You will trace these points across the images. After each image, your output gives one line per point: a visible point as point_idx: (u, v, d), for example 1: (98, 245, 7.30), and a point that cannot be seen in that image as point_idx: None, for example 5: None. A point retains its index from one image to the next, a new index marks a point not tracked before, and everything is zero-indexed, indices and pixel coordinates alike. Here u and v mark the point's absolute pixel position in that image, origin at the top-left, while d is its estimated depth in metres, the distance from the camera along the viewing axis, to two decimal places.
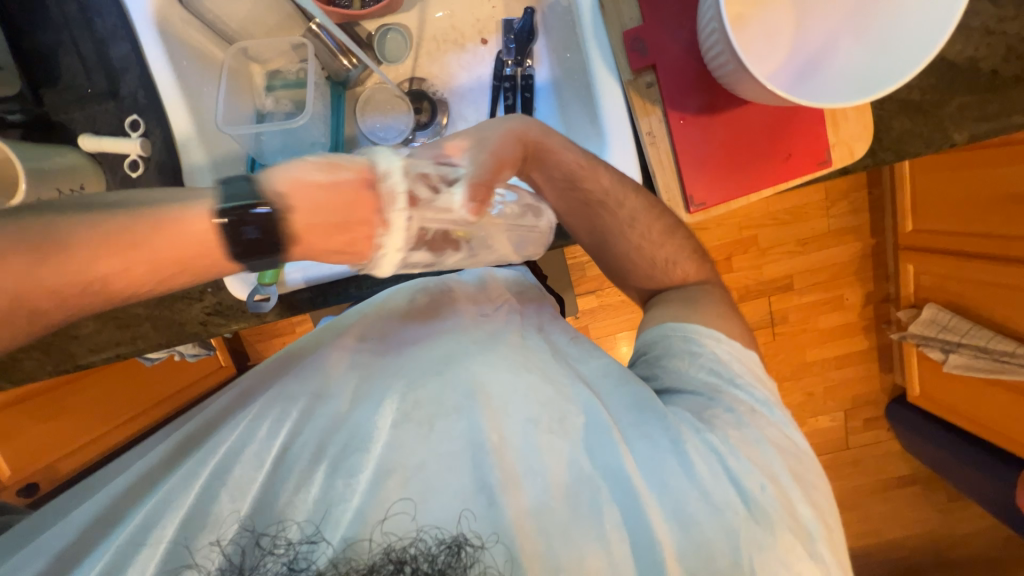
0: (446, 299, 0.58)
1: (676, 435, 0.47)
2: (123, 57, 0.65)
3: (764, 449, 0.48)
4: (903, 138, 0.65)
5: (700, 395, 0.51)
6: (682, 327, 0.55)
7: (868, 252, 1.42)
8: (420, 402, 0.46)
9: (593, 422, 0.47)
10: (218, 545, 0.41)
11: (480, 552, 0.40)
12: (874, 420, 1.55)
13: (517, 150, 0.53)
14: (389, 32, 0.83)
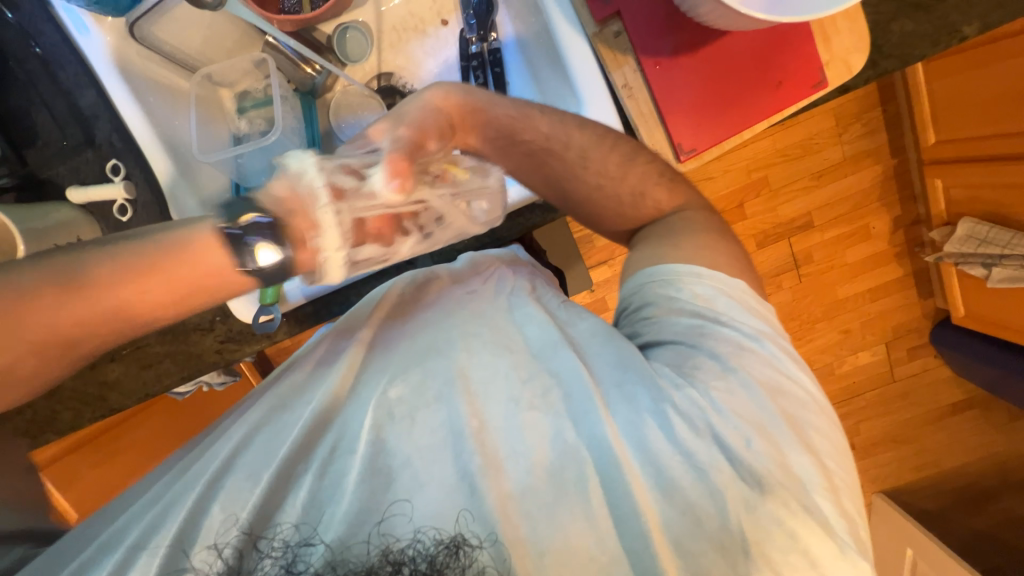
0: (434, 287, 0.57)
1: (657, 393, 0.44)
2: (92, 104, 0.65)
3: (750, 393, 0.45)
4: (904, 41, 0.59)
5: (680, 344, 0.48)
6: (659, 270, 0.51)
7: (890, 173, 1.34)
8: (401, 398, 0.45)
9: (575, 390, 0.45)
10: (221, 554, 0.40)
11: (478, 552, 0.40)
12: (919, 348, 1.48)
13: (439, 118, 0.52)
14: (348, 31, 0.80)
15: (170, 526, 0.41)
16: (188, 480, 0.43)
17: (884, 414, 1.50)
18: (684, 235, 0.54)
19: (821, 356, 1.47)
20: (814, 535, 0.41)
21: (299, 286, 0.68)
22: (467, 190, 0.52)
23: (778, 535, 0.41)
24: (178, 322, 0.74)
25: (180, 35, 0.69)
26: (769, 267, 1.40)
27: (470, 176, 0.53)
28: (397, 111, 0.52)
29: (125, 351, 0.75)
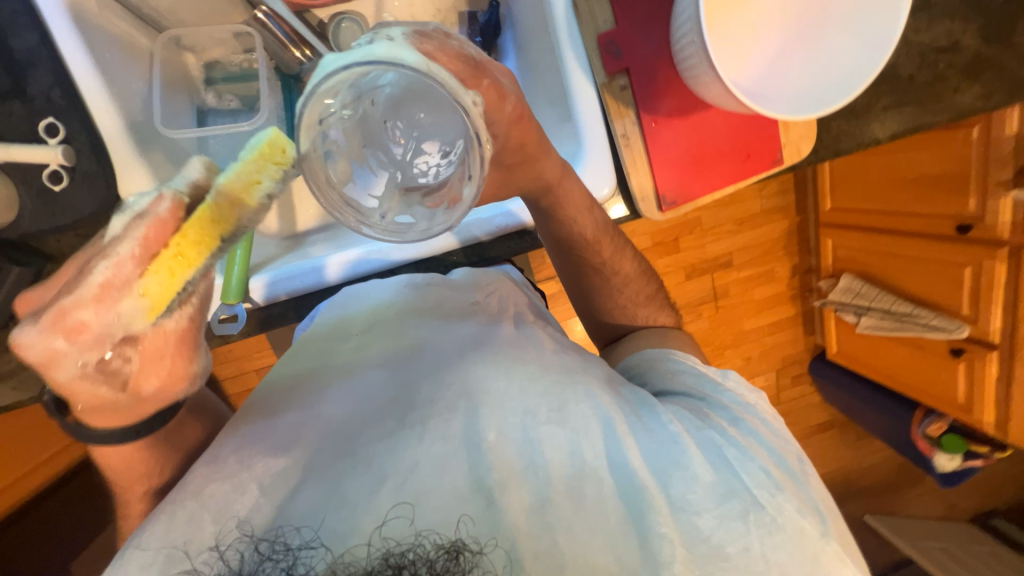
0: (439, 305, 0.60)
1: (675, 429, 0.49)
2: (30, 49, 0.55)
3: (760, 441, 0.52)
4: (839, 137, 0.72)
5: (690, 397, 0.56)
6: (662, 352, 0.63)
7: (793, 228, 1.56)
8: (416, 404, 0.47)
9: (600, 413, 0.48)
10: (224, 562, 0.37)
11: (479, 557, 0.39)
12: (801, 377, 1.75)
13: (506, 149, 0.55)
14: (344, 22, 0.75)
15: (181, 529, 0.39)
16: (198, 486, 0.42)
17: None
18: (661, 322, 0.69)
19: None
20: (829, 556, 0.45)
21: (281, 283, 0.64)
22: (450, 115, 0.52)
23: (786, 544, 0.44)
24: None
25: None
26: (695, 297, 1.57)
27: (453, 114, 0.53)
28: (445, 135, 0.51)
29: None
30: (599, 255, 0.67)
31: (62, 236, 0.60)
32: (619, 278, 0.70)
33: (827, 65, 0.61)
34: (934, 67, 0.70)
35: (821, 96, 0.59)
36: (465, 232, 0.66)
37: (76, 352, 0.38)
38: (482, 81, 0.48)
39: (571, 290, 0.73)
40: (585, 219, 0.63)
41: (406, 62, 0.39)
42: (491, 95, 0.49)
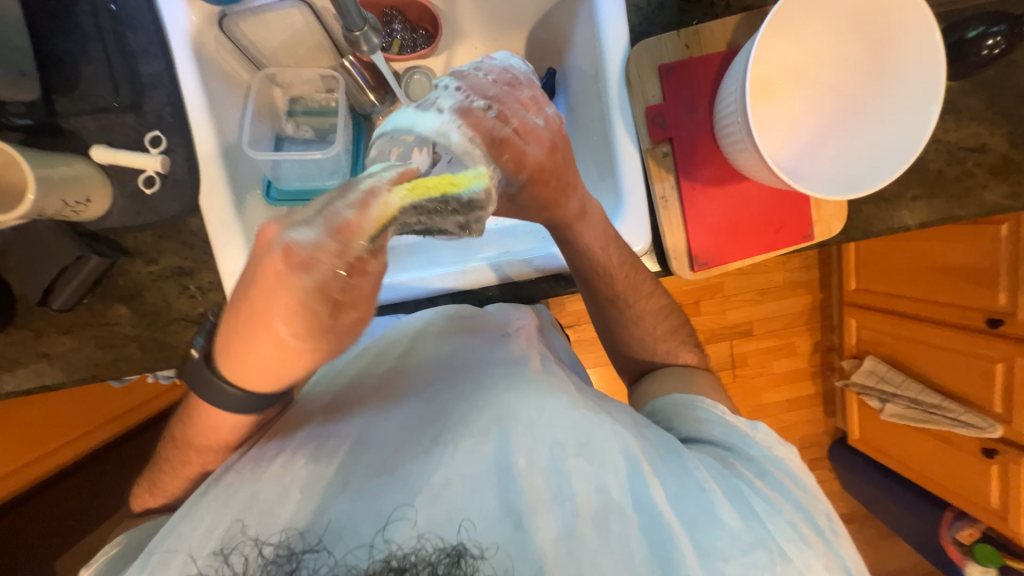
0: (475, 328, 0.61)
1: (701, 478, 0.49)
2: (154, 74, 0.63)
3: (786, 496, 0.52)
4: (868, 220, 0.75)
5: (716, 446, 0.56)
6: (688, 397, 0.62)
7: (816, 304, 1.56)
8: (448, 425, 0.49)
9: (626, 451, 0.48)
10: (232, 565, 0.41)
11: (479, 561, 0.42)
12: (819, 460, 1.67)
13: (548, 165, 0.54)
14: (414, 74, 0.83)
15: (195, 533, 0.43)
16: (220, 491, 0.46)
17: None
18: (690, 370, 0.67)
19: None
20: None
21: None
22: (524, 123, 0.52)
23: None
24: (164, 308, 0.68)
25: (260, 34, 0.70)
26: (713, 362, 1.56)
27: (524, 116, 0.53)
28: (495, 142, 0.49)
29: (85, 325, 0.67)
30: (613, 284, 0.67)
31: (139, 233, 0.66)
32: (637, 310, 0.70)
33: (861, 152, 0.65)
34: (962, 165, 0.74)
35: (854, 177, 0.63)
36: (499, 266, 0.68)
37: (267, 301, 0.37)
38: (504, 153, 0.50)
39: (597, 323, 0.74)
40: (600, 251, 0.64)
41: (448, 139, 0.44)
42: (512, 163, 0.51)
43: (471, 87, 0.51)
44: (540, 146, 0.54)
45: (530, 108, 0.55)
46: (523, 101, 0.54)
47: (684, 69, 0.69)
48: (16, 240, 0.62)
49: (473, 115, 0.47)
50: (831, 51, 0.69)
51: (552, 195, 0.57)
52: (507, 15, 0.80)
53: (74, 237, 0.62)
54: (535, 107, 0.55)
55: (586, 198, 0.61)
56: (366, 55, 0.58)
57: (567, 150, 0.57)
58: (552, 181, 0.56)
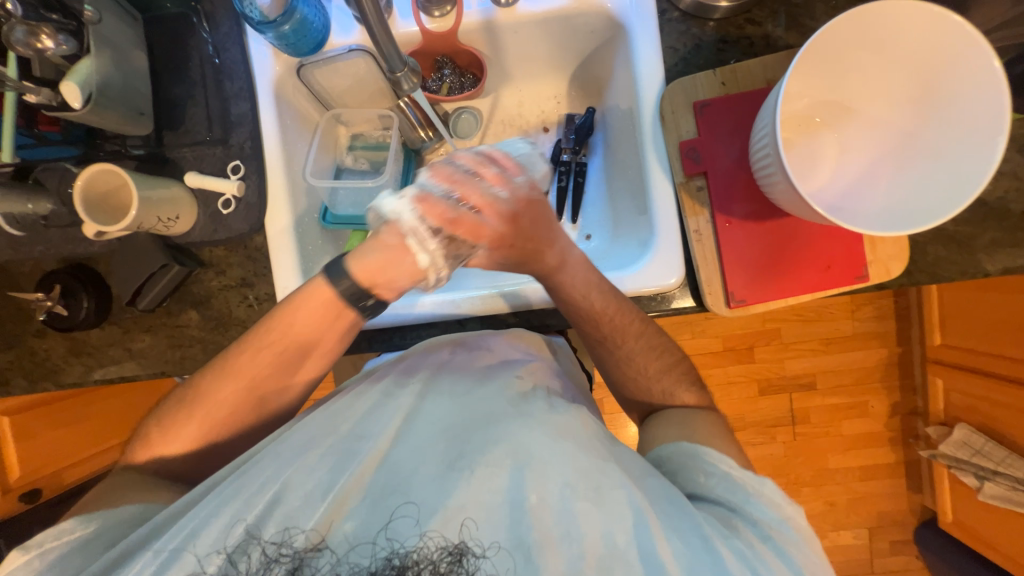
0: (487, 357, 0.62)
1: (706, 534, 0.46)
2: (241, 114, 0.74)
3: (791, 565, 0.47)
4: (937, 263, 0.68)
5: (720, 505, 0.52)
6: (693, 446, 0.57)
7: (894, 359, 1.40)
8: (464, 452, 0.50)
9: (630, 499, 0.47)
10: (237, 565, 0.44)
11: (481, 560, 0.44)
12: (902, 544, 1.44)
13: (509, 236, 0.60)
14: (463, 114, 0.92)
15: (199, 534, 0.45)
16: (232, 489, 0.47)
17: None
18: (701, 425, 0.61)
19: None
20: None
21: None
22: (483, 204, 0.57)
23: None
24: (225, 314, 0.76)
25: (332, 79, 0.79)
26: (769, 415, 1.42)
27: (485, 195, 0.58)
28: (454, 219, 0.55)
29: (161, 325, 0.76)
30: (595, 326, 0.65)
31: (214, 247, 0.76)
32: (625, 349, 0.67)
33: (916, 191, 0.61)
34: None
35: (905, 219, 0.59)
36: (502, 295, 0.69)
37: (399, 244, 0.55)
38: (461, 229, 0.55)
39: (596, 361, 0.71)
40: (583, 294, 0.63)
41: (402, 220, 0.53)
42: (470, 237, 0.56)
43: (439, 173, 0.56)
44: (499, 218, 0.58)
45: (494, 182, 0.59)
46: (487, 178, 0.59)
47: (718, 105, 0.69)
48: (118, 248, 0.73)
49: (436, 202, 0.54)
50: (880, 86, 0.65)
51: (529, 251, 0.62)
52: (549, 59, 0.85)
53: (163, 249, 0.73)
54: (500, 181, 0.59)
55: (565, 249, 0.64)
56: (408, 93, 0.66)
57: (532, 214, 0.61)
58: (517, 243, 0.61)
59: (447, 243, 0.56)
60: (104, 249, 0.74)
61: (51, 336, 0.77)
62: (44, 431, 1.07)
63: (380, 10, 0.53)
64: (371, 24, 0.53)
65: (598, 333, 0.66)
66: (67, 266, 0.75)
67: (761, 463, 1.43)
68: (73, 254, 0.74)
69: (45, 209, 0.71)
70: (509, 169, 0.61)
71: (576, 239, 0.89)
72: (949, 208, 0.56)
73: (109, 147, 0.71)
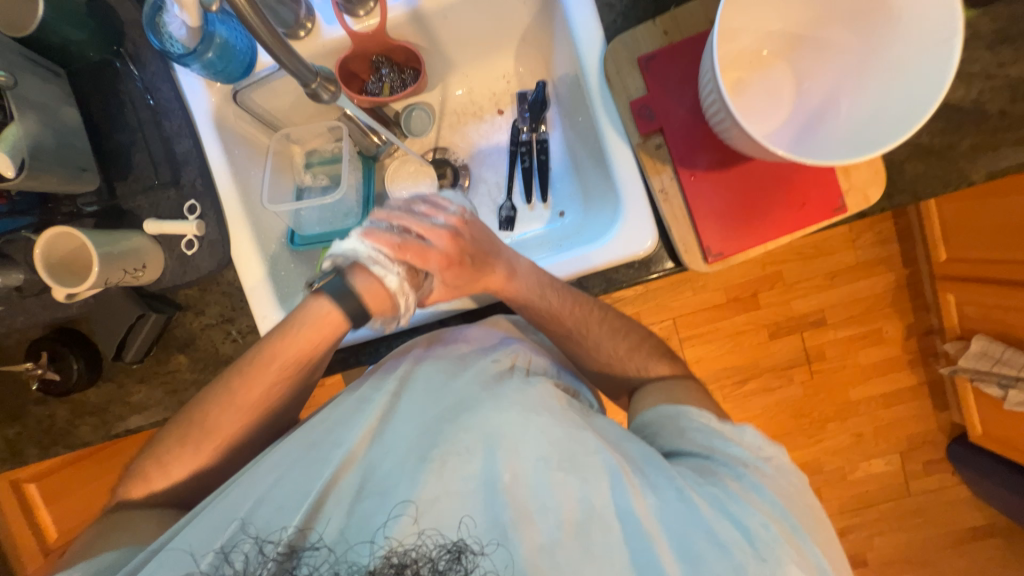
0: (453, 340, 0.60)
1: (680, 484, 0.47)
2: (186, 152, 0.73)
3: (764, 497, 0.48)
4: (917, 180, 0.65)
5: (696, 455, 0.52)
6: (674, 407, 0.57)
7: (902, 282, 1.36)
8: (437, 443, 0.48)
9: (606, 462, 0.47)
10: (232, 563, 0.45)
11: (479, 555, 0.44)
12: (934, 463, 1.41)
13: (455, 254, 0.58)
14: (415, 111, 0.90)
15: (195, 533, 0.46)
16: (224, 504, 0.48)
17: (896, 530, 1.42)
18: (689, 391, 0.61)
19: (831, 458, 1.42)
20: None
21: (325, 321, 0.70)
22: (426, 228, 0.58)
23: None
24: (213, 352, 0.75)
25: (272, 100, 0.78)
26: (781, 358, 1.40)
27: (426, 221, 0.58)
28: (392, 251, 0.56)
29: (153, 373, 0.76)
30: (574, 306, 0.64)
31: (187, 289, 0.75)
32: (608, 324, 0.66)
33: (878, 112, 0.58)
34: None
35: (864, 144, 0.57)
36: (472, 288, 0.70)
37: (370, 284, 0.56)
38: (407, 255, 0.56)
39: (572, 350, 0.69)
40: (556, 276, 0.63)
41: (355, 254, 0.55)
42: (418, 261, 0.56)
43: (377, 213, 0.59)
44: (442, 239, 0.58)
45: (430, 213, 0.60)
46: (421, 212, 0.60)
47: (664, 56, 0.66)
48: (94, 307, 0.73)
49: (382, 235, 0.56)
50: (829, 8, 0.62)
51: (478, 268, 0.61)
52: (490, 37, 0.82)
53: (137, 299, 0.73)
54: (433, 210, 0.60)
55: (511, 261, 0.63)
56: (330, 104, 0.60)
57: (474, 232, 0.61)
58: (466, 260, 0.60)
59: (403, 270, 0.56)
60: (82, 310, 0.74)
61: (52, 403, 0.78)
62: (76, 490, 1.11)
63: (267, 23, 0.48)
64: (261, 39, 0.49)
65: (580, 312, 0.64)
66: (52, 331, 0.75)
67: (780, 407, 1.41)
68: (54, 320, 0.74)
69: (16, 280, 0.71)
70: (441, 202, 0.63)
71: (550, 218, 0.86)
72: (908, 125, 0.53)
73: (64, 208, 0.70)
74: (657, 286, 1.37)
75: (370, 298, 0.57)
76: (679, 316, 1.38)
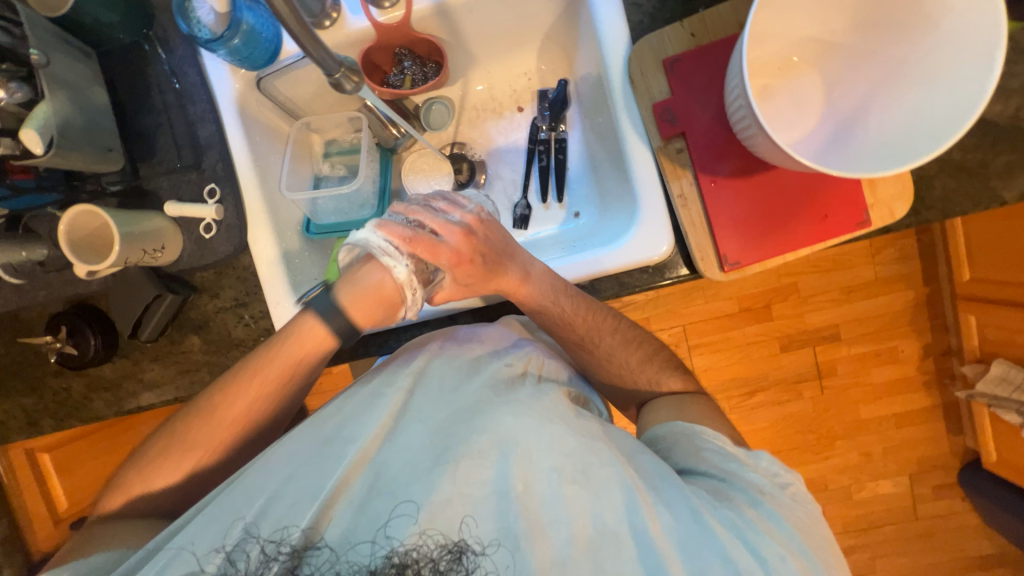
0: (467, 337, 0.60)
1: (697, 506, 0.47)
2: (209, 136, 0.74)
3: (781, 526, 0.48)
4: (946, 197, 0.63)
5: (711, 477, 0.52)
6: (688, 426, 0.56)
7: (923, 301, 1.33)
8: (448, 446, 0.48)
9: (620, 477, 0.47)
10: (237, 564, 0.45)
11: (481, 558, 0.44)
12: (946, 488, 1.38)
13: (466, 252, 0.58)
14: (435, 105, 0.90)
15: (199, 534, 0.47)
16: (226, 506, 0.48)
17: (901, 553, 1.39)
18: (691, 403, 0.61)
19: (839, 476, 1.40)
20: None
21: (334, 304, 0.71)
22: (438, 222, 0.58)
23: None
24: (225, 336, 0.76)
25: (294, 89, 0.79)
26: (793, 372, 1.38)
27: (439, 215, 0.59)
28: (402, 243, 0.56)
29: (167, 353, 0.78)
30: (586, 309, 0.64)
31: (204, 272, 0.76)
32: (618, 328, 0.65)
33: (907, 126, 0.57)
34: None
35: (895, 158, 0.56)
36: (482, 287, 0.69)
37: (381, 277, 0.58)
38: (418, 247, 0.56)
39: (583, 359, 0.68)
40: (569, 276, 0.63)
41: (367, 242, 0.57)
42: (428, 255, 0.57)
43: (395, 206, 0.60)
44: (454, 235, 0.58)
45: (447, 210, 0.61)
46: (439, 208, 0.61)
47: (690, 58, 0.65)
48: (113, 285, 0.75)
49: (396, 225, 0.57)
50: (863, 17, 0.61)
51: (491, 266, 0.60)
52: (513, 34, 0.82)
53: (154, 280, 0.74)
54: (450, 207, 0.61)
55: (525, 264, 0.63)
56: (354, 95, 0.58)
57: (488, 232, 0.61)
58: (477, 260, 0.59)
59: (413, 262, 0.57)
60: (101, 287, 0.75)
61: (68, 376, 0.79)
62: (85, 463, 1.13)
63: (295, 9, 0.46)
64: (285, 23, 0.46)
65: (592, 318, 0.64)
66: (72, 307, 0.77)
67: (790, 421, 1.39)
68: (74, 295, 0.76)
69: (41, 255, 0.73)
70: (460, 200, 0.64)
71: (564, 218, 0.85)
72: (943, 141, 0.52)
73: (88, 187, 0.72)
74: (670, 291, 1.36)
75: (382, 289, 0.58)
76: (690, 323, 1.36)
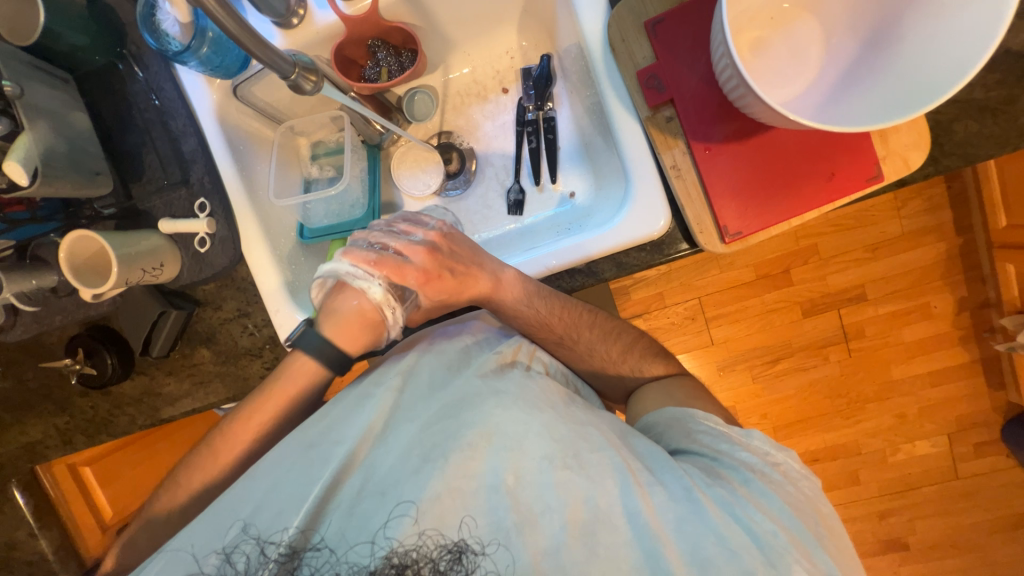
0: (454, 331, 0.61)
1: (690, 483, 0.47)
2: (192, 150, 0.74)
3: (772, 502, 0.48)
4: (968, 142, 0.57)
5: (702, 456, 0.52)
6: (679, 411, 0.56)
7: (956, 252, 1.25)
8: (438, 442, 0.48)
9: (612, 461, 0.47)
10: (235, 564, 0.46)
11: (480, 557, 0.44)
12: (987, 445, 1.32)
13: (434, 268, 0.59)
14: (417, 95, 0.87)
15: (198, 533, 0.47)
16: (222, 509, 0.48)
17: (940, 513, 1.34)
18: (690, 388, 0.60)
19: (872, 440, 1.35)
20: None
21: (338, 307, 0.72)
22: (403, 243, 0.59)
23: None
24: (232, 346, 0.78)
25: (273, 92, 0.77)
26: (815, 337, 1.33)
27: (401, 236, 0.60)
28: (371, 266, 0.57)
29: (179, 366, 0.79)
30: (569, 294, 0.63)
31: (205, 286, 0.77)
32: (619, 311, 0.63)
33: (917, 68, 0.52)
34: None
35: (905, 106, 0.51)
36: None
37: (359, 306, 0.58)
38: (383, 271, 0.58)
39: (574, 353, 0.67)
40: None
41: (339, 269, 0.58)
42: (396, 277, 0.58)
43: (358, 234, 0.61)
44: (418, 254, 0.59)
45: (409, 230, 0.61)
46: (401, 230, 0.62)
47: (673, 19, 0.61)
48: (121, 305, 0.77)
49: (364, 252, 0.58)
50: None
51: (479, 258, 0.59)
52: (489, 12, 0.79)
53: (159, 297, 0.76)
54: (412, 227, 0.61)
55: None
56: (314, 93, 0.61)
57: (452, 245, 0.61)
58: (446, 273, 0.60)
59: (386, 283, 0.58)
60: (110, 308, 0.77)
61: (92, 395, 0.82)
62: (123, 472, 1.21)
63: (241, 20, 0.49)
64: (236, 38, 0.49)
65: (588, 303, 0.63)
66: (86, 329, 0.79)
67: (814, 388, 1.35)
68: (87, 317, 0.78)
69: (52, 281, 0.75)
70: (421, 220, 0.64)
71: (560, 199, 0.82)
72: (956, 81, 0.47)
73: (86, 211, 0.73)
74: (681, 264, 1.32)
75: (363, 316, 0.58)
76: (704, 295, 1.32)
